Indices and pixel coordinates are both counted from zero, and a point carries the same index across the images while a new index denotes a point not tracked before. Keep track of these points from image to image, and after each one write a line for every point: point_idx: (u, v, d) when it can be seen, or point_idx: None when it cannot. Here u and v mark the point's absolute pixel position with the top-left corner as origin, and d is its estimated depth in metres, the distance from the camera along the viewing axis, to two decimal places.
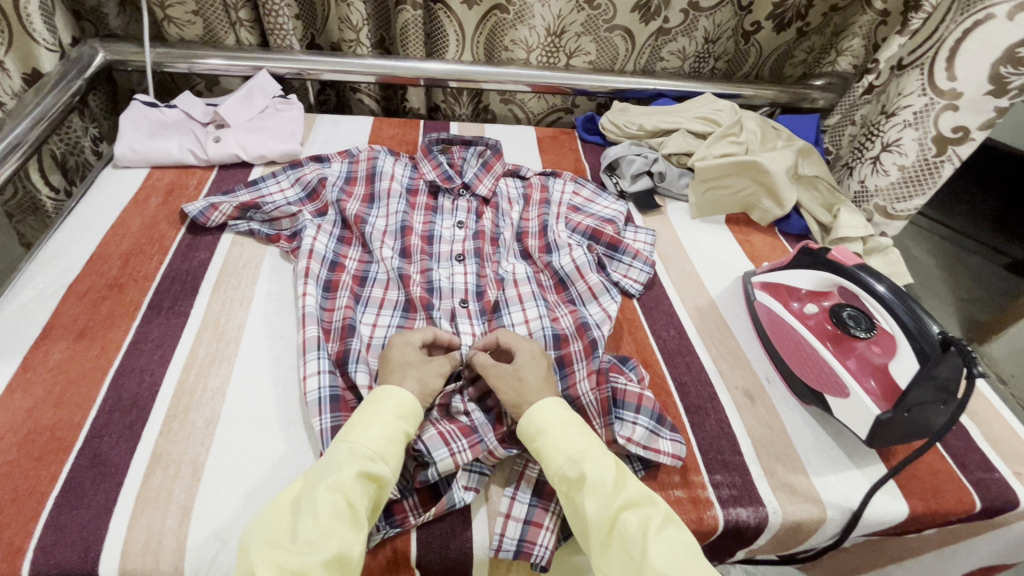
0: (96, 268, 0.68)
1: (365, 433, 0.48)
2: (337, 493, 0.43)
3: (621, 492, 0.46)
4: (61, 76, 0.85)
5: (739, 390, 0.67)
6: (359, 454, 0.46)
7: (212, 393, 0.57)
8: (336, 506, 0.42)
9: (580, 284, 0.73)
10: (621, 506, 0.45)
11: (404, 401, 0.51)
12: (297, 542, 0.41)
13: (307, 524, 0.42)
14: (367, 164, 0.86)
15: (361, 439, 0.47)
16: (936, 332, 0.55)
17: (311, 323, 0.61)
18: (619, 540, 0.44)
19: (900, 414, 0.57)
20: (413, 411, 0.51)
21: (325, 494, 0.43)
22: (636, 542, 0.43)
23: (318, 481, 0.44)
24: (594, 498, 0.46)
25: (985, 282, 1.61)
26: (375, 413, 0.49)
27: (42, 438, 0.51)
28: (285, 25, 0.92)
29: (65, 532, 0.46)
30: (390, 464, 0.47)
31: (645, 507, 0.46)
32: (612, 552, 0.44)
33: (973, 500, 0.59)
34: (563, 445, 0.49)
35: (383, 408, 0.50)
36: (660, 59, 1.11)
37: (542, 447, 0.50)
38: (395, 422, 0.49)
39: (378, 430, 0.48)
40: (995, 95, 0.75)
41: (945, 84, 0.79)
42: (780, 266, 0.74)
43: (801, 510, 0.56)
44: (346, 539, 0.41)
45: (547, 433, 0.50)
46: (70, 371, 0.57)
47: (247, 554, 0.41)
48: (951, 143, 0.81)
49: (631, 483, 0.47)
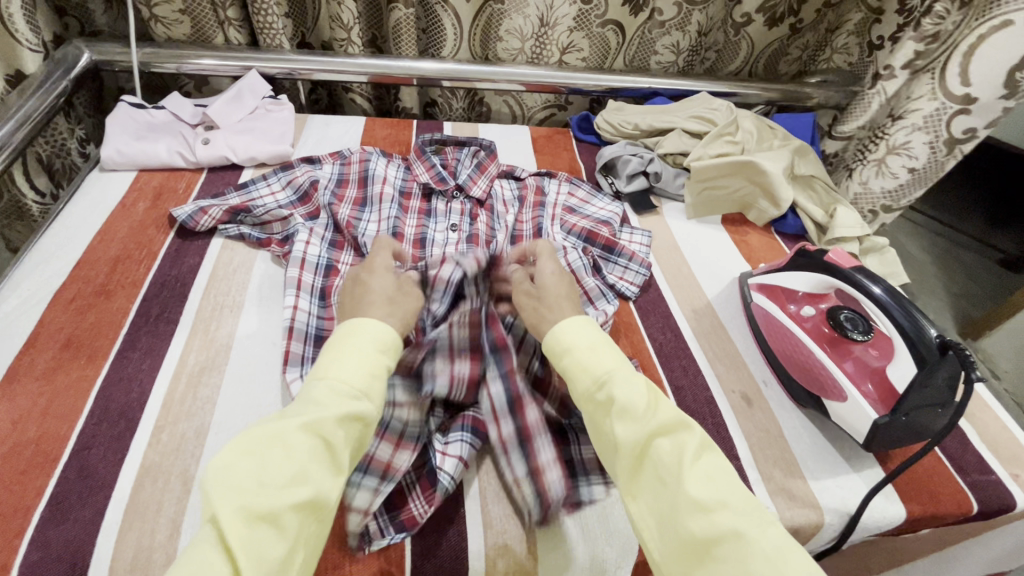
0: (82, 274, 0.67)
1: (344, 366, 0.46)
2: (310, 432, 0.41)
3: (654, 419, 0.44)
4: (45, 77, 0.83)
5: (735, 393, 0.67)
6: (343, 392, 0.44)
7: (201, 402, 0.56)
8: (313, 447, 0.40)
9: (576, 289, 0.72)
10: (654, 432, 0.44)
11: (385, 334, 0.49)
12: (267, 484, 0.38)
13: (280, 462, 0.39)
14: (360, 166, 0.84)
15: (339, 374, 0.45)
16: (933, 336, 0.55)
17: (298, 338, 0.61)
18: (650, 465, 0.43)
19: (897, 418, 0.56)
20: (393, 345, 0.50)
21: (298, 436, 0.40)
22: (671, 467, 0.42)
23: (290, 420, 0.42)
24: (625, 424, 0.45)
25: (979, 278, 1.62)
26: (352, 348, 0.47)
27: (28, 451, 0.50)
28: (274, 24, 0.91)
29: (50, 548, 0.45)
30: (373, 402, 0.45)
31: (678, 432, 0.44)
32: (645, 478, 0.43)
33: (970, 504, 0.59)
34: (589, 365, 0.49)
35: (364, 339, 0.48)
36: (654, 52, 1.08)
37: (570, 365, 0.50)
38: (377, 357, 0.48)
39: (360, 366, 0.46)
40: (1007, 97, 0.76)
41: (959, 89, 0.78)
42: (776, 267, 0.74)
43: (798, 515, 0.56)
44: (322, 485, 0.40)
45: (574, 352, 0.50)
46: (56, 381, 0.56)
47: (204, 489, 0.37)
48: (960, 144, 0.82)
49: (663, 407, 0.46)
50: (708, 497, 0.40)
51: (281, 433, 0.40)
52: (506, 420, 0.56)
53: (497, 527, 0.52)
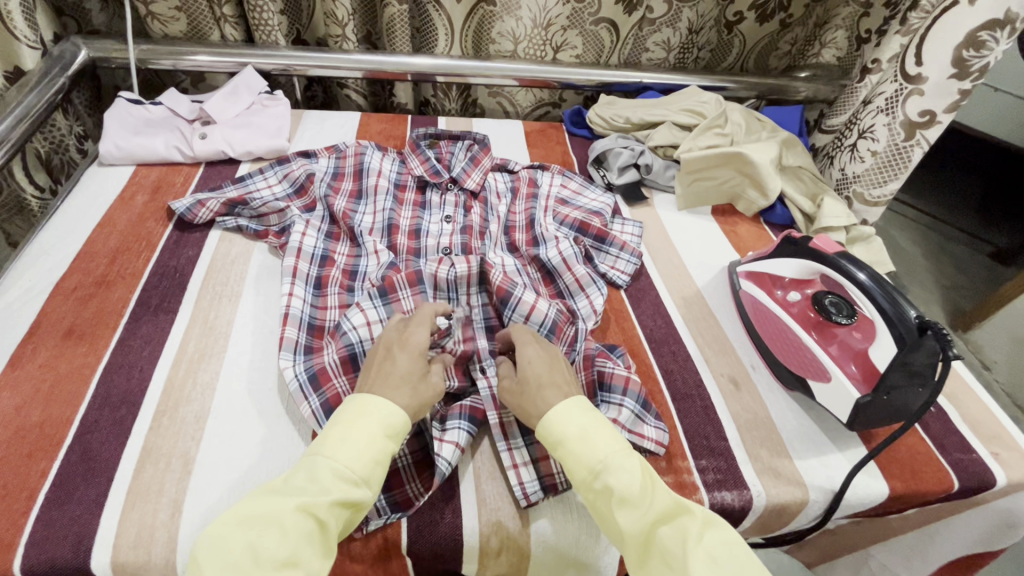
0: (82, 266, 0.68)
1: (346, 452, 0.45)
2: (308, 514, 0.41)
3: (653, 506, 0.45)
4: (43, 73, 0.84)
5: (724, 377, 0.68)
6: (343, 476, 0.44)
7: (202, 387, 0.58)
8: (307, 529, 0.41)
9: (568, 277, 0.74)
10: (655, 521, 0.44)
11: (396, 419, 0.48)
12: (260, 559, 0.39)
13: (271, 542, 0.40)
14: (355, 160, 0.86)
15: (343, 458, 0.45)
16: (913, 317, 0.56)
17: (292, 324, 0.62)
18: (657, 554, 0.43)
19: (879, 397, 0.58)
20: (403, 430, 0.48)
21: (294, 517, 0.41)
22: (676, 553, 0.42)
23: (290, 497, 0.42)
24: (627, 513, 0.45)
25: (970, 270, 1.64)
26: (360, 428, 0.46)
27: (32, 435, 0.52)
28: (270, 21, 0.92)
29: (56, 526, 0.46)
30: (371, 487, 0.45)
31: (679, 517, 0.44)
32: (652, 565, 0.43)
33: (951, 481, 0.61)
34: (582, 455, 0.47)
35: (372, 421, 0.47)
36: (645, 50, 1.10)
37: (566, 457, 0.48)
38: (384, 445, 0.47)
39: (364, 452, 0.46)
40: (959, 77, 0.78)
41: (912, 70, 0.81)
42: (764, 255, 0.75)
43: (783, 493, 0.58)
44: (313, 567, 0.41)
45: (567, 444, 0.48)
46: (58, 367, 0.57)
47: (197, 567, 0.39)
48: (920, 127, 0.83)
49: (660, 490, 0.46)
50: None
51: (279, 512, 0.41)
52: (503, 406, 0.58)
53: (491, 505, 0.54)
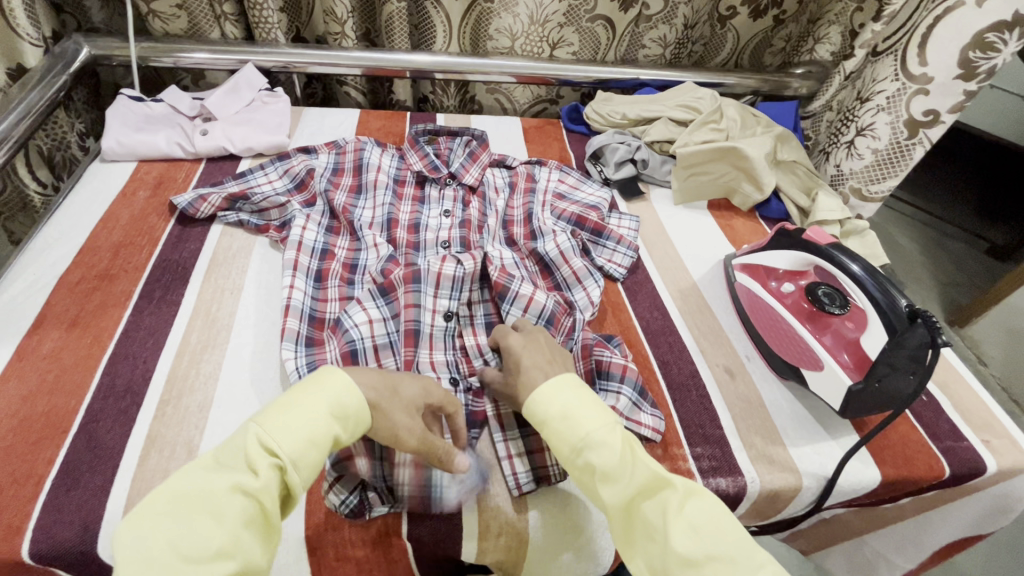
0: (85, 260, 0.69)
1: (288, 429, 0.41)
2: (245, 496, 0.38)
3: (633, 478, 0.45)
4: (45, 71, 0.85)
5: (719, 367, 0.69)
6: (278, 454, 0.40)
7: (205, 377, 0.59)
8: (244, 512, 0.37)
9: (565, 269, 0.75)
10: (636, 494, 0.44)
11: (346, 400, 0.44)
12: (183, 543, 0.35)
13: (202, 524, 0.36)
14: (355, 155, 0.87)
15: (283, 437, 0.41)
16: (904, 306, 0.58)
17: (294, 315, 0.63)
18: (641, 525, 0.44)
19: (870, 385, 0.59)
20: (353, 414, 0.45)
21: (229, 498, 0.37)
22: (657, 525, 0.42)
23: (225, 477, 0.39)
24: (608, 487, 0.46)
25: (965, 266, 1.65)
26: (305, 407, 0.43)
27: (38, 424, 0.52)
28: (270, 18, 0.93)
29: (62, 512, 0.47)
30: (308, 471, 0.41)
31: (660, 490, 0.44)
32: (636, 536, 0.44)
33: (942, 467, 0.62)
34: (565, 434, 0.48)
35: (318, 400, 0.43)
36: (642, 46, 1.12)
37: (548, 436, 0.49)
38: (328, 425, 0.43)
39: (306, 430, 0.42)
40: (965, 78, 0.79)
41: (918, 70, 0.82)
42: (759, 247, 0.76)
43: (777, 479, 0.59)
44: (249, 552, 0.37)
45: (551, 424, 0.49)
46: (64, 359, 0.58)
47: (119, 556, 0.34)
48: (923, 126, 0.85)
49: (640, 461, 0.46)
50: (694, 551, 0.40)
51: (211, 495, 0.38)
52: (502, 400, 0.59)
53: (490, 491, 0.55)
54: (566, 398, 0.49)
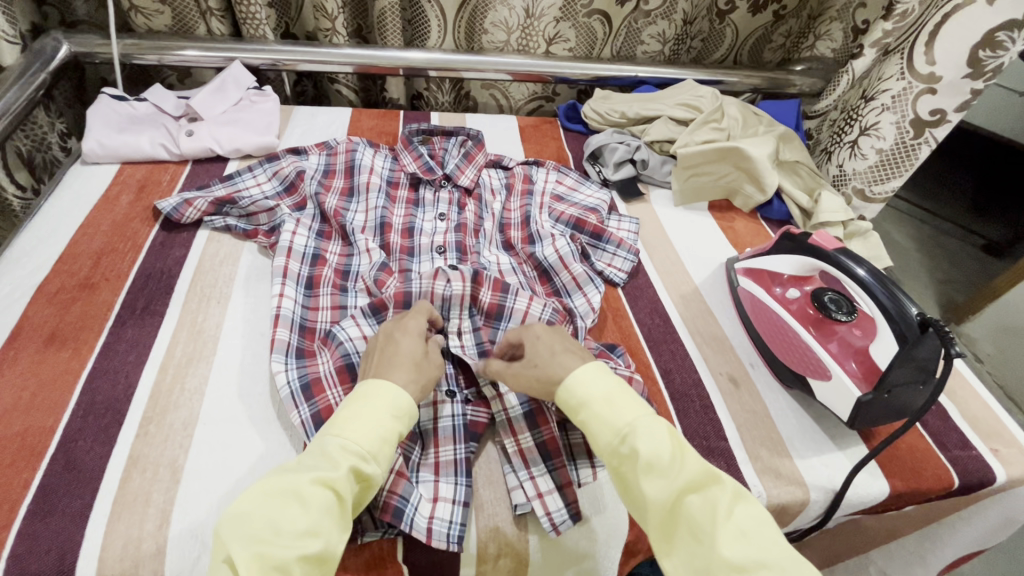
0: (65, 268, 0.66)
1: (358, 429, 0.45)
2: (326, 487, 0.41)
3: (682, 475, 0.43)
4: (24, 69, 0.82)
5: (723, 375, 0.68)
6: (351, 451, 0.44)
7: (190, 393, 0.56)
8: (325, 502, 0.41)
9: (565, 275, 0.73)
10: (683, 490, 0.42)
11: (402, 401, 0.48)
12: (281, 532, 0.39)
13: (296, 512, 0.40)
14: (346, 156, 0.84)
15: (355, 437, 0.44)
16: (914, 313, 0.56)
17: (284, 325, 0.60)
18: (685, 525, 0.42)
19: (880, 395, 0.57)
20: (408, 412, 0.48)
21: (312, 490, 0.40)
22: (705, 526, 0.41)
23: (304, 472, 0.42)
24: (652, 480, 0.43)
25: (962, 264, 1.64)
26: (367, 411, 0.46)
27: (13, 444, 0.50)
28: (258, 14, 0.90)
29: (39, 540, 0.45)
30: (382, 462, 0.45)
31: (708, 487, 0.43)
32: (678, 536, 0.42)
33: (951, 478, 0.60)
34: (609, 421, 0.47)
35: (377, 406, 0.46)
36: (640, 42, 1.09)
37: (588, 419, 0.48)
38: (390, 423, 0.46)
39: (373, 430, 0.45)
40: (973, 77, 0.77)
41: (925, 68, 0.80)
42: (762, 251, 0.74)
43: (785, 493, 0.57)
44: (332, 538, 0.41)
45: (590, 406, 0.48)
46: (40, 374, 0.55)
47: (222, 539, 0.39)
48: (929, 126, 0.83)
49: (691, 458, 0.44)
50: (743, 557, 0.39)
51: (296, 489, 0.41)
52: (522, 432, 0.56)
53: (488, 510, 0.53)
54: (595, 386, 0.49)
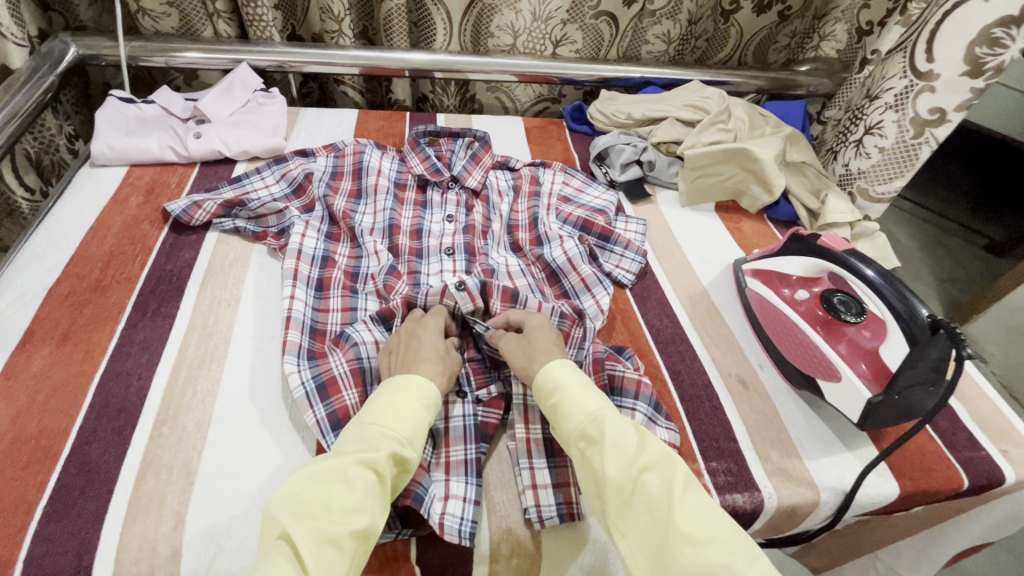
0: (77, 270, 0.66)
1: (389, 416, 0.46)
2: (368, 468, 0.42)
3: (641, 454, 0.45)
4: (32, 71, 0.82)
5: (732, 376, 0.68)
6: (390, 436, 0.45)
7: (202, 395, 0.56)
8: (369, 482, 0.41)
9: (573, 276, 0.73)
10: (643, 468, 0.44)
11: (429, 390, 0.49)
12: (332, 509, 0.39)
13: (341, 493, 0.40)
14: (354, 158, 0.84)
15: (391, 421, 0.46)
16: (925, 315, 0.56)
17: (295, 327, 0.61)
18: (641, 502, 0.43)
19: (891, 397, 0.57)
20: (435, 400, 0.49)
21: (357, 471, 0.41)
22: (660, 503, 0.42)
23: (346, 455, 0.43)
24: (614, 459, 0.45)
25: (965, 263, 1.64)
26: (399, 399, 0.47)
27: (28, 447, 0.50)
28: (264, 17, 0.90)
29: (55, 542, 0.45)
30: (417, 447, 0.46)
31: (666, 467, 0.44)
32: (634, 513, 0.43)
33: (961, 480, 0.60)
34: (579, 403, 0.49)
35: (405, 394, 0.48)
36: (645, 42, 1.09)
37: (561, 401, 0.50)
38: (420, 411, 0.47)
39: (404, 417, 0.46)
40: (971, 76, 0.76)
41: (925, 66, 0.80)
42: (770, 252, 0.75)
43: (795, 494, 0.57)
44: (375, 515, 0.41)
45: (565, 390, 0.50)
46: (54, 376, 0.56)
47: (273, 517, 0.39)
48: (929, 125, 0.82)
49: (651, 444, 0.46)
50: (698, 531, 0.40)
51: (341, 469, 0.41)
52: (529, 424, 0.57)
53: (500, 512, 0.53)
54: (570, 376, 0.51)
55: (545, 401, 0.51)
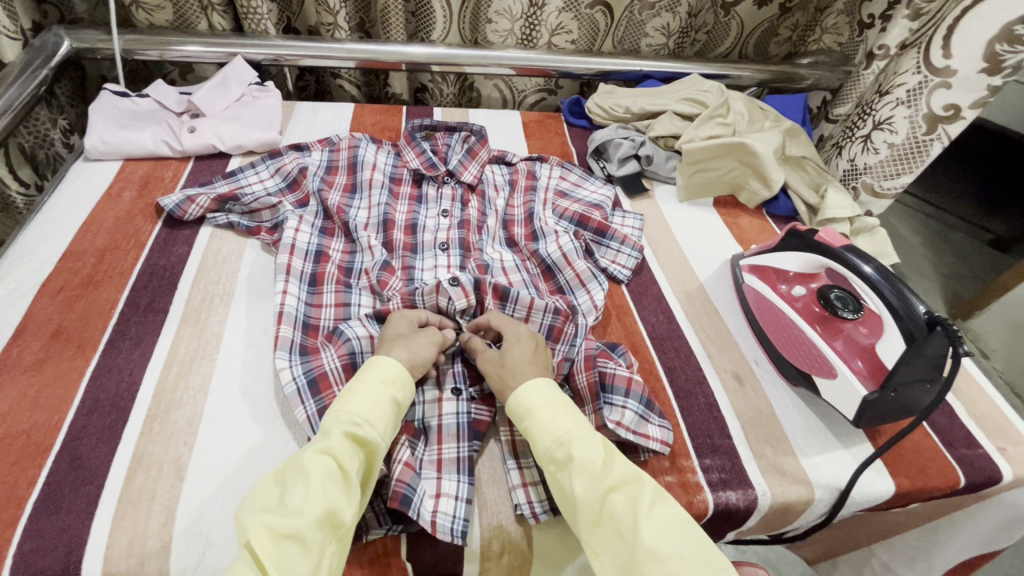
0: (69, 265, 0.66)
1: (351, 400, 0.48)
2: (325, 455, 0.43)
3: (609, 473, 0.46)
4: (25, 66, 0.82)
5: (727, 372, 0.67)
6: (345, 418, 0.46)
7: (193, 390, 0.56)
8: (326, 469, 0.42)
9: (568, 272, 0.72)
10: (609, 489, 0.45)
11: (392, 369, 0.51)
12: (288, 505, 0.40)
13: (298, 488, 0.41)
14: (349, 152, 0.84)
15: (349, 406, 0.47)
16: (922, 312, 0.55)
17: (288, 323, 0.60)
18: (608, 522, 0.44)
19: (886, 394, 0.57)
20: (400, 377, 0.51)
21: (313, 458, 0.43)
22: (626, 522, 0.43)
23: (305, 449, 0.44)
24: (582, 479, 0.46)
25: (969, 258, 1.63)
26: (360, 383, 0.49)
27: (19, 442, 0.50)
28: (259, 9, 0.89)
29: (44, 537, 0.45)
30: (379, 428, 0.47)
31: (631, 487, 0.45)
32: (603, 533, 0.44)
33: (957, 478, 0.60)
34: (547, 428, 0.49)
35: (367, 377, 0.50)
36: (645, 35, 1.08)
37: (531, 426, 0.50)
38: (382, 388, 0.49)
39: (367, 398, 0.48)
40: (989, 73, 0.75)
41: (941, 61, 0.79)
42: (767, 248, 0.74)
43: (788, 491, 0.57)
44: (337, 501, 0.41)
45: (535, 414, 0.50)
46: (46, 371, 0.56)
47: (239, 518, 0.41)
48: (941, 121, 0.82)
49: (618, 463, 0.47)
50: (664, 548, 0.41)
51: (299, 461, 0.43)
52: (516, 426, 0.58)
53: (491, 508, 0.52)
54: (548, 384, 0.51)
55: (516, 423, 0.52)
